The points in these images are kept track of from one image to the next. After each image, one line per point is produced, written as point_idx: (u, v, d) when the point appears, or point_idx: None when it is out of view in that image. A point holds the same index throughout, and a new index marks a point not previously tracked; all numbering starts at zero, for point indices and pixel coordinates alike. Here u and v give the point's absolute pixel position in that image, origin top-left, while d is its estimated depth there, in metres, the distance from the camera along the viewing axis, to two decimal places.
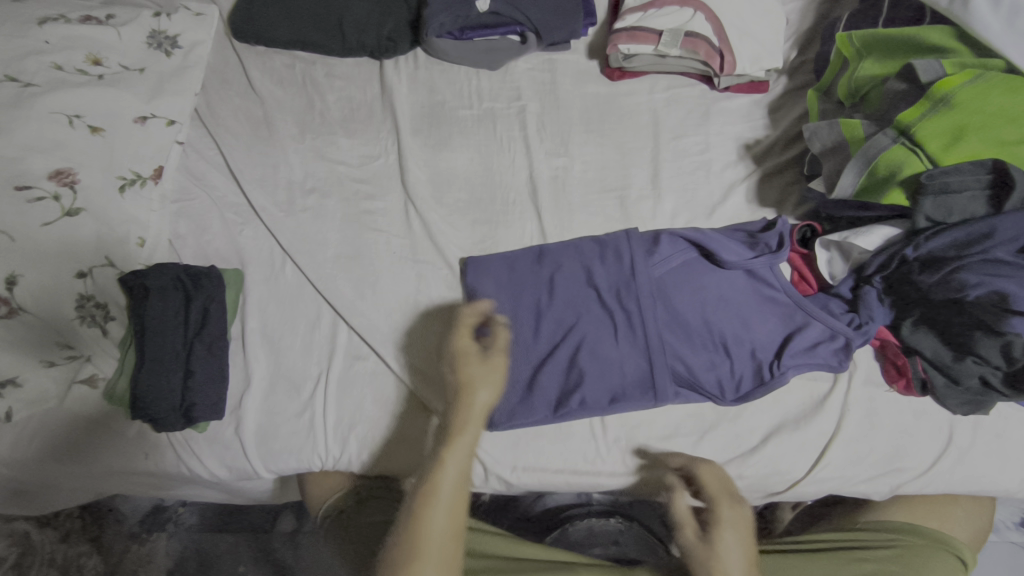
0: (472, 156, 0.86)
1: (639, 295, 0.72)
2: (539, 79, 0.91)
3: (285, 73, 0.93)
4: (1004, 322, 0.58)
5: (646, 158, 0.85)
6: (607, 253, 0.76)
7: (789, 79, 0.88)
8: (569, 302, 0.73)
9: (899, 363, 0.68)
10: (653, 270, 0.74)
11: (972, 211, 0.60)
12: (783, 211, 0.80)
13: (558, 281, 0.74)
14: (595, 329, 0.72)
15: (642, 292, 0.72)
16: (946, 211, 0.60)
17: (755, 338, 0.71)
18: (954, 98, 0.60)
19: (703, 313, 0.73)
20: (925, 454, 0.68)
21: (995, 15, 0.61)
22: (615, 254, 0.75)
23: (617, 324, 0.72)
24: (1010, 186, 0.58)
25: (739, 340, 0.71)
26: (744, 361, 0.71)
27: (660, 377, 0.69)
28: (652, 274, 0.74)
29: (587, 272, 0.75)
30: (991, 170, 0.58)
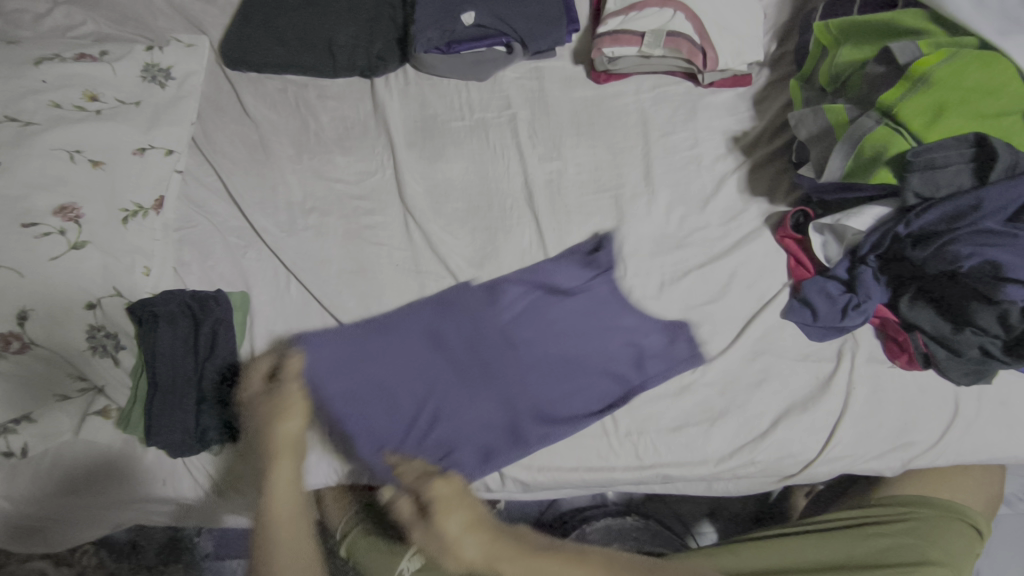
0: (466, 165, 0.88)
1: (486, 348, 0.75)
2: (527, 87, 0.93)
3: (278, 97, 0.94)
4: (1000, 291, 0.59)
5: (638, 157, 0.86)
6: (448, 315, 0.77)
7: (771, 71, 0.91)
8: (415, 372, 0.73)
9: (900, 339, 0.69)
10: (497, 321, 0.76)
11: (959, 183, 0.61)
12: (775, 199, 0.82)
13: (385, 351, 0.74)
14: (440, 386, 0.72)
15: (491, 343, 0.75)
16: (934, 186, 0.62)
17: (643, 337, 0.75)
18: (932, 77, 0.62)
19: (545, 350, 0.75)
20: (933, 426, 0.69)
21: None
22: (452, 317, 0.77)
23: (468, 381, 0.73)
24: (993, 157, 0.59)
25: (599, 357, 0.75)
26: (622, 362, 0.75)
27: (582, 402, 0.73)
28: (497, 325, 0.76)
29: (425, 340, 0.75)
30: (973, 143, 0.60)
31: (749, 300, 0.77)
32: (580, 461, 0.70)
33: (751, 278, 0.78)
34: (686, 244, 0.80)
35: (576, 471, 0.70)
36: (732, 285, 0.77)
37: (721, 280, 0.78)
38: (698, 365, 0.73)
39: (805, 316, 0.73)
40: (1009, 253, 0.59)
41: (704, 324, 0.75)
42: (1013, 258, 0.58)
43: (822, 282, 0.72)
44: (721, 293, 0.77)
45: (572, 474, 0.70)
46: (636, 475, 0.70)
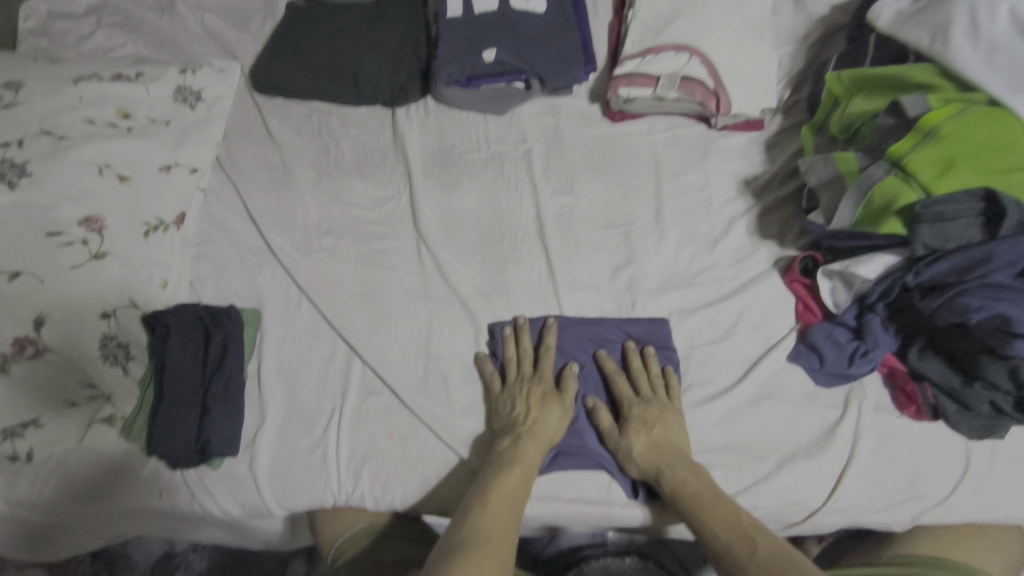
0: (480, 196, 0.89)
1: None
2: (543, 123, 0.95)
3: (302, 122, 0.98)
4: (1009, 345, 0.59)
5: (649, 195, 0.88)
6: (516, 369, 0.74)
7: (784, 118, 0.92)
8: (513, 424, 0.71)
9: (908, 390, 0.69)
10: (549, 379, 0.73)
11: (969, 237, 0.61)
12: (784, 243, 0.82)
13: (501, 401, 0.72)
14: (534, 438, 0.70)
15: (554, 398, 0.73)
16: (942, 238, 0.62)
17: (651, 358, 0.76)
18: (942, 131, 0.62)
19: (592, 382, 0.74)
20: (943, 480, 0.67)
21: (975, 54, 0.64)
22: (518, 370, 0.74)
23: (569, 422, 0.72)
24: (1003, 212, 0.59)
25: None
26: None
27: None
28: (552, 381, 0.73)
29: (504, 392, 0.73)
30: (982, 198, 0.60)
31: (757, 341, 0.76)
32: (579, 495, 0.70)
33: (758, 319, 0.78)
34: (696, 282, 0.81)
35: (575, 505, 0.69)
36: (739, 326, 0.77)
37: (727, 320, 0.78)
38: (705, 405, 0.72)
39: (812, 361, 0.73)
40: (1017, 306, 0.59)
41: (709, 364, 0.75)
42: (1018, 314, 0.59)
43: (830, 326, 0.73)
44: (727, 334, 0.77)
45: (571, 509, 0.69)
46: (635, 514, 0.70)
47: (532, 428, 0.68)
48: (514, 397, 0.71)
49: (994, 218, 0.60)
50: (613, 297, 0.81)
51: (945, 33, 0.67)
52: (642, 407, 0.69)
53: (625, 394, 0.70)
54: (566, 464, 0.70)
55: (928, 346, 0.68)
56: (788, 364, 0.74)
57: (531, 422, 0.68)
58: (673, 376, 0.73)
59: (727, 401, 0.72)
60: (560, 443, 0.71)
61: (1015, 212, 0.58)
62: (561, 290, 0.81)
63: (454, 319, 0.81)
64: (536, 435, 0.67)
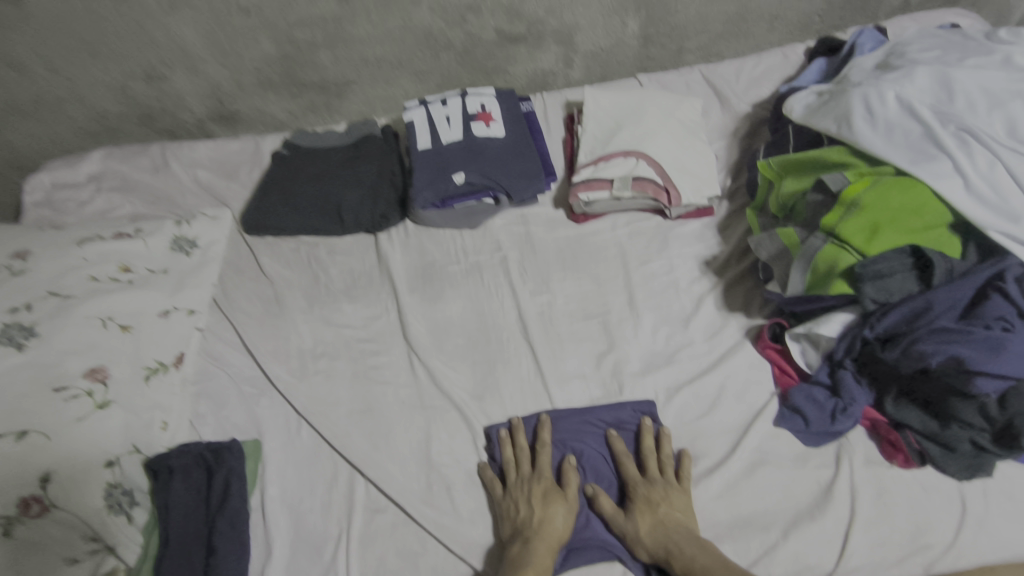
0: (464, 304, 0.95)
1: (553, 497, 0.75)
2: (515, 232, 1.04)
3: (292, 256, 1.05)
4: (971, 382, 0.63)
5: (620, 285, 0.94)
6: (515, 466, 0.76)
7: (730, 202, 1.02)
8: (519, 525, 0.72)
9: (892, 439, 0.72)
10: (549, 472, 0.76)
11: (908, 288, 0.67)
12: (751, 314, 0.88)
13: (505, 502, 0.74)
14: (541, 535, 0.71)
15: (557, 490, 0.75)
16: (886, 292, 0.67)
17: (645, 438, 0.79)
18: (862, 202, 0.70)
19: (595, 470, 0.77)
20: (946, 527, 0.67)
21: (876, 135, 0.74)
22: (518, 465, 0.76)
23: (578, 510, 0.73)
24: (930, 263, 0.65)
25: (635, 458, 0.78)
26: None
27: None
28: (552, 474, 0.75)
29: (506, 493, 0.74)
30: (911, 253, 0.67)
31: (742, 410, 0.80)
32: None
33: (740, 388, 0.81)
34: (676, 360, 0.85)
35: None
36: (724, 397, 0.81)
37: (711, 393, 0.81)
38: (702, 480, 0.74)
39: (797, 423, 0.76)
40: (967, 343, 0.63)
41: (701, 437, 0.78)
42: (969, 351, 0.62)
43: (809, 386, 0.77)
44: (712, 406, 0.80)
45: None
46: None
47: (537, 529, 0.69)
48: (518, 499, 0.73)
49: (925, 268, 0.66)
50: (601, 385, 0.84)
51: (848, 120, 0.78)
52: (648, 488, 0.71)
53: (632, 476, 0.74)
54: (578, 559, 0.69)
55: (902, 393, 0.72)
56: (776, 428, 0.77)
57: (537, 522, 0.69)
58: (687, 458, 0.74)
59: (724, 472, 0.74)
60: (569, 539, 0.71)
61: (940, 262, 0.65)
62: (550, 384, 0.84)
63: (452, 425, 0.83)
64: (542, 534, 0.68)
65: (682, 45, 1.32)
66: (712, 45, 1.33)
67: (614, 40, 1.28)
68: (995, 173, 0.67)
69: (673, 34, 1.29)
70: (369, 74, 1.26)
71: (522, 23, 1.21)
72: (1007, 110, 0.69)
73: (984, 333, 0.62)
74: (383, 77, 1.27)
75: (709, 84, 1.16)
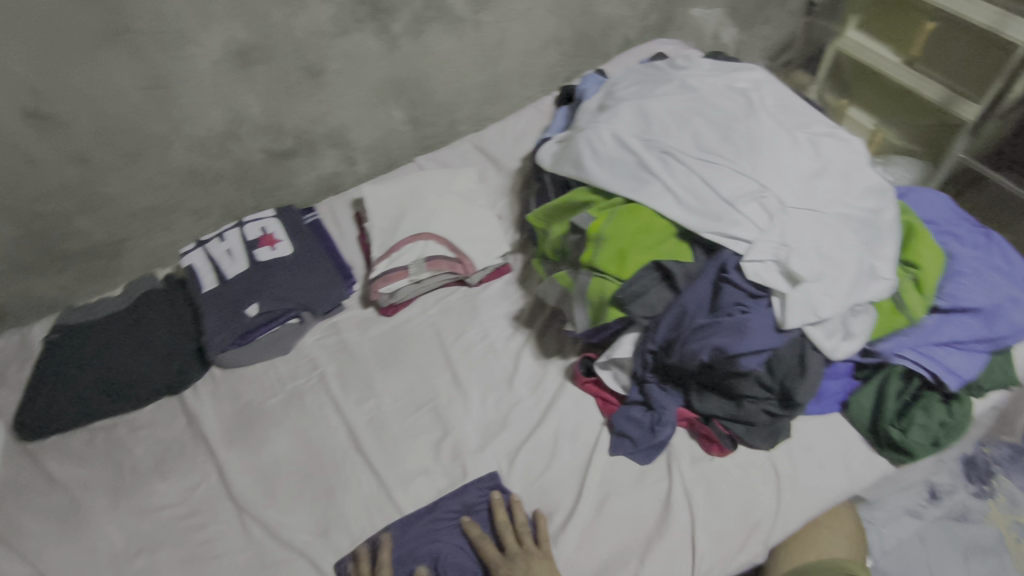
0: (290, 438, 0.90)
1: None
2: (329, 344, 1.01)
3: (86, 449, 0.93)
4: (737, 364, 0.69)
5: (442, 365, 0.94)
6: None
7: (524, 253, 1.07)
8: None
9: (705, 433, 0.77)
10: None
11: (665, 299, 0.73)
12: (566, 353, 0.92)
13: None
14: None
15: None
16: (649, 308, 0.73)
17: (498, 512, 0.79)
18: (606, 234, 0.75)
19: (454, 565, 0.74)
20: (768, 499, 0.73)
21: (603, 171, 0.82)
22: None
23: None
24: (671, 273, 0.72)
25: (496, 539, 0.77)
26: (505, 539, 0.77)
27: None
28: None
29: None
30: (656, 267, 0.73)
31: (579, 451, 0.81)
32: None
33: (571, 430, 0.83)
34: (509, 423, 0.86)
35: None
36: (559, 445, 0.82)
37: (548, 445, 0.83)
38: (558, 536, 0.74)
39: (627, 446, 0.79)
40: (719, 332, 0.69)
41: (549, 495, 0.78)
42: (724, 339, 0.69)
43: (626, 410, 0.81)
44: (552, 457, 0.81)
45: None
46: None
47: None
48: None
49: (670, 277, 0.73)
50: (444, 474, 0.83)
51: (580, 163, 0.85)
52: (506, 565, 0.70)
53: (491, 559, 0.72)
54: None
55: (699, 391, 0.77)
56: (610, 458, 0.80)
57: None
58: (540, 519, 0.74)
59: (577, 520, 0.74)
60: None
61: (679, 268, 0.72)
62: (394, 493, 0.81)
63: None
64: None
65: (453, 118, 1.39)
66: (480, 111, 1.41)
67: (387, 130, 1.32)
68: (693, 182, 0.75)
69: (441, 111, 1.36)
70: (143, 225, 1.18)
71: (288, 138, 1.20)
72: (690, 127, 0.80)
73: (728, 319, 0.69)
74: (158, 225, 1.20)
75: (480, 150, 1.23)
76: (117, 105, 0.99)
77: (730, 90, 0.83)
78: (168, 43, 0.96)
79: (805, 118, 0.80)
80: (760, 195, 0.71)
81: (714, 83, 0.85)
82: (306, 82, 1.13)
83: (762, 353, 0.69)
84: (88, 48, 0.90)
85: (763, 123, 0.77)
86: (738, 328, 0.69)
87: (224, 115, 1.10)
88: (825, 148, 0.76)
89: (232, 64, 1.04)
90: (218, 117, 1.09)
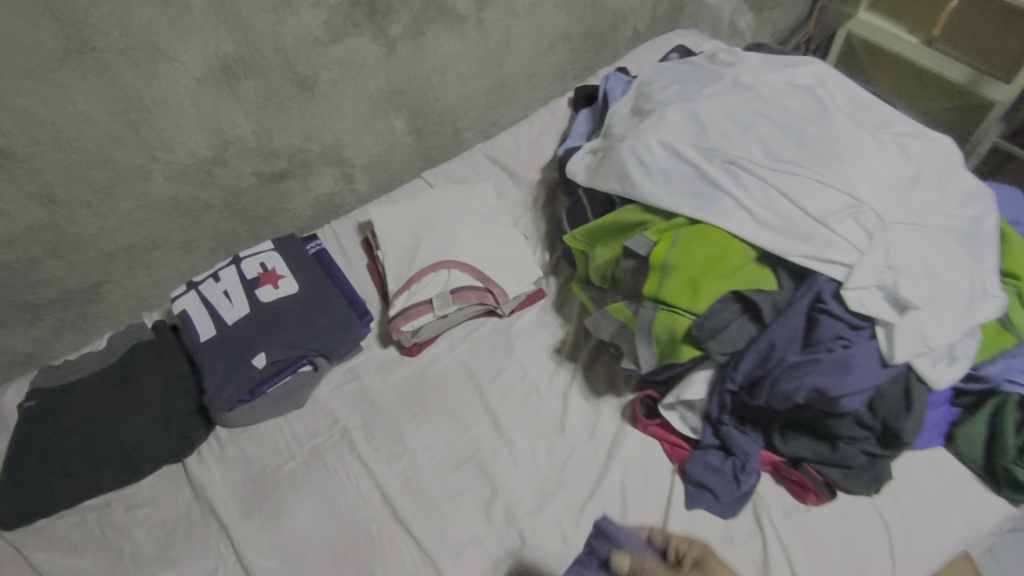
0: (315, 508, 0.79)
1: None
2: (348, 392, 0.90)
3: (77, 535, 0.81)
4: (840, 406, 0.61)
5: (480, 411, 0.84)
6: None
7: (556, 276, 0.96)
8: None
9: (798, 479, 0.68)
10: None
11: (748, 333, 0.64)
12: (619, 390, 0.82)
13: None
14: None
15: None
16: (731, 344, 0.64)
17: None
18: (672, 261, 0.66)
19: None
20: (881, 554, 0.64)
21: (657, 186, 0.72)
22: None
23: None
24: (756, 305, 0.63)
25: None
26: None
27: None
28: None
29: None
30: (735, 299, 0.64)
31: (651, 505, 0.72)
32: None
33: (640, 482, 0.74)
34: (566, 476, 0.76)
35: None
36: (627, 500, 0.73)
37: (613, 500, 0.73)
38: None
39: (708, 499, 0.70)
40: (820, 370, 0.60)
41: None
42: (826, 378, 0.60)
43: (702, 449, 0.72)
44: (620, 515, 0.72)
45: None
46: None
47: None
48: None
49: (754, 309, 0.64)
50: (498, 541, 0.73)
51: (627, 177, 0.75)
52: None
53: None
54: None
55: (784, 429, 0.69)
56: (690, 512, 0.71)
57: None
58: None
59: None
60: None
61: (763, 298, 0.63)
62: (444, 568, 0.71)
63: None
64: None
65: (457, 126, 1.28)
66: (486, 117, 1.30)
67: (388, 144, 1.20)
68: (770, 197, 0.65)
69: (445, 120, 1.24)
70: (122, 267, 1.06)
71: (281, 159, 1.08)
72: (756, 132, 0.70)
73: (830, 356, 0.60)
74: (140, 264, 1.07)
75: (494, 162, 1.13)
76: (85, 135, 0.86)
77: (792, 88, 0.74)
78: (140, 60, 0.83)
79: (881, 116, 0.71)
80: (855, 210, 0.62)
81: (772, 80, 0.76)
82: (298, 96, 1.01)
83: (867, 392, 0.61)
84: (48, 71, 0.78)
85: (842, 124, 0.68)
86: (842, 365, 0.60)
87: (209, 138, 0.97)
88: (912, 150, 0.68)
89: (216, 80, 0.91)
90: (202, 140, 0.97)
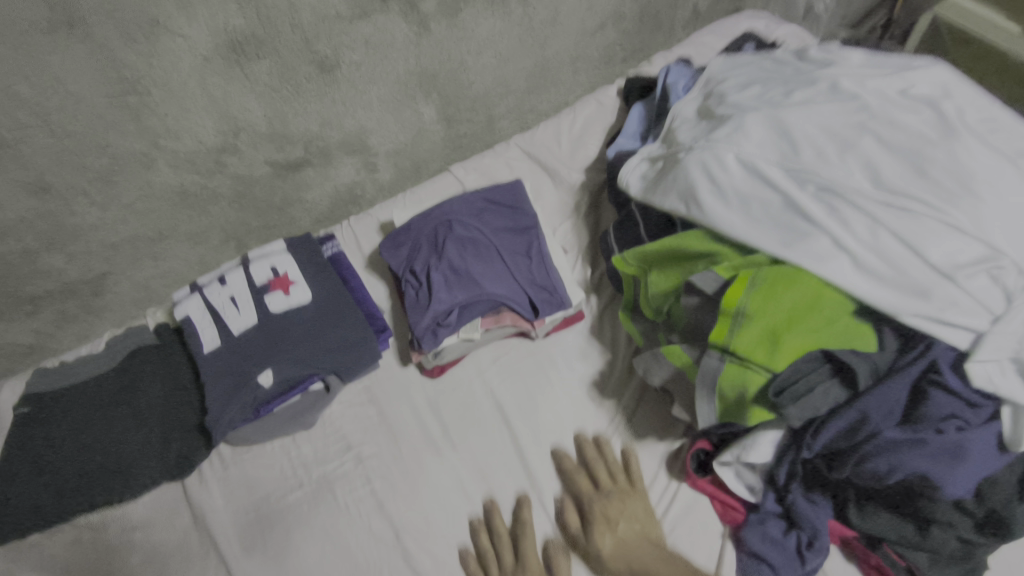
0: (322, 547, 0.72)
1: None
2: (362, 415, 0.82)
3: (70, 555, 0.76)
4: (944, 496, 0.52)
5: (507, 449, 0.75)
6: None
7: (599, 294, 0.86)
8: None
9: (874, 561, 0.61)
10: None
11: (835, 399, 0.53)
12: (668, 436, 0.73)
13: None
14: None
15: None
16: (814, 410, 0.53)
17: None
18: (749, 307, 0.56)
19: None
20: None
21: (733, 214, 0.61)
22: None
23: None
24: (851, 368, 0.52)
25: None
26: None
27: None
28: None
29: None
30: (825, 359, 0.54)
31: None
32: None
33: (685, 549, 0.66)
34: None
35: None
36: None
37: None
38: None
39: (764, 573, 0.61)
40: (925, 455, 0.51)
41: None
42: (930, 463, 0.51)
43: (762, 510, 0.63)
44: None
45: None
46: None
47: None
48: None
49: (845, 373, 0.53)
50: None
51: (695, 198, 0.65)
52: None
53: None
54: None
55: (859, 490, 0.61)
56: None
57: None
58: None
59: None
60: None
61: (860, 363, 0.52)
62: None
63: None
64: None
65: (492, 113, 1.16)
66: (523, 104, 1.18)
67: (414, 132, 1.09)
68: (880, 240, 0.54)
69: (478, 106, 1.13)
70: (126, 258, 0.98)
71: (298, 146, 0.98)
72: (861, 154, 0.59)
73: (939, 439, 0.51)
74: (145, 255, 1.00)
75: (531, 158, 1.01)
76: (79, 119, 0.77)
77: (908, 101, 0.62)
78: (137, 33, 0.73)
79: None
80: (991, 264, 0.50)
81: (883, 89, 0.63)
82: (317, 78, 0.91)
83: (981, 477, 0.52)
84: (33, 47, 0.68)
85: (974, 149, 0.56)
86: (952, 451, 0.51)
87: (217, 123, 0.88)
88: None
89: (224, 60, 0.81)
90: (210, 125, 0.87)
